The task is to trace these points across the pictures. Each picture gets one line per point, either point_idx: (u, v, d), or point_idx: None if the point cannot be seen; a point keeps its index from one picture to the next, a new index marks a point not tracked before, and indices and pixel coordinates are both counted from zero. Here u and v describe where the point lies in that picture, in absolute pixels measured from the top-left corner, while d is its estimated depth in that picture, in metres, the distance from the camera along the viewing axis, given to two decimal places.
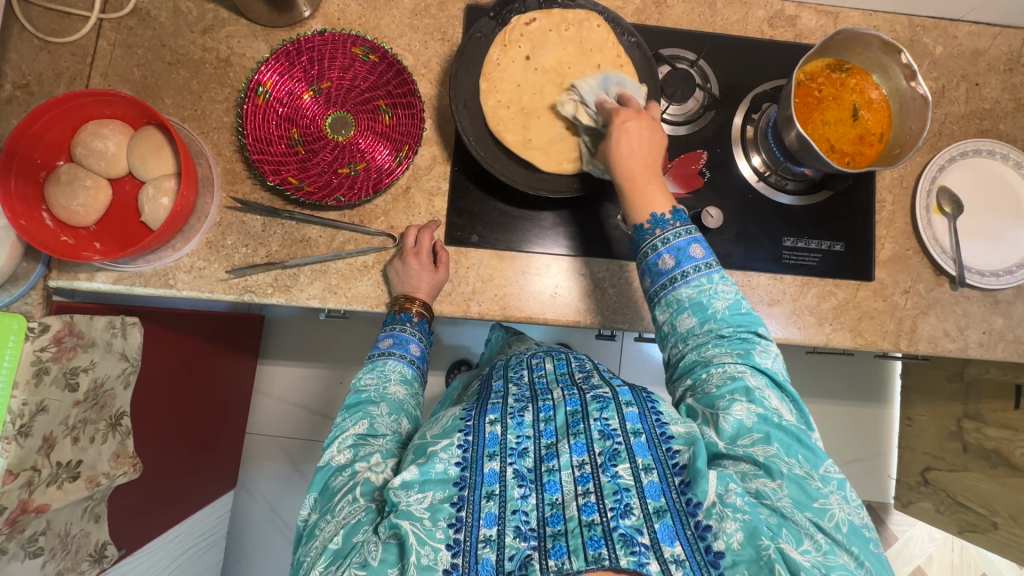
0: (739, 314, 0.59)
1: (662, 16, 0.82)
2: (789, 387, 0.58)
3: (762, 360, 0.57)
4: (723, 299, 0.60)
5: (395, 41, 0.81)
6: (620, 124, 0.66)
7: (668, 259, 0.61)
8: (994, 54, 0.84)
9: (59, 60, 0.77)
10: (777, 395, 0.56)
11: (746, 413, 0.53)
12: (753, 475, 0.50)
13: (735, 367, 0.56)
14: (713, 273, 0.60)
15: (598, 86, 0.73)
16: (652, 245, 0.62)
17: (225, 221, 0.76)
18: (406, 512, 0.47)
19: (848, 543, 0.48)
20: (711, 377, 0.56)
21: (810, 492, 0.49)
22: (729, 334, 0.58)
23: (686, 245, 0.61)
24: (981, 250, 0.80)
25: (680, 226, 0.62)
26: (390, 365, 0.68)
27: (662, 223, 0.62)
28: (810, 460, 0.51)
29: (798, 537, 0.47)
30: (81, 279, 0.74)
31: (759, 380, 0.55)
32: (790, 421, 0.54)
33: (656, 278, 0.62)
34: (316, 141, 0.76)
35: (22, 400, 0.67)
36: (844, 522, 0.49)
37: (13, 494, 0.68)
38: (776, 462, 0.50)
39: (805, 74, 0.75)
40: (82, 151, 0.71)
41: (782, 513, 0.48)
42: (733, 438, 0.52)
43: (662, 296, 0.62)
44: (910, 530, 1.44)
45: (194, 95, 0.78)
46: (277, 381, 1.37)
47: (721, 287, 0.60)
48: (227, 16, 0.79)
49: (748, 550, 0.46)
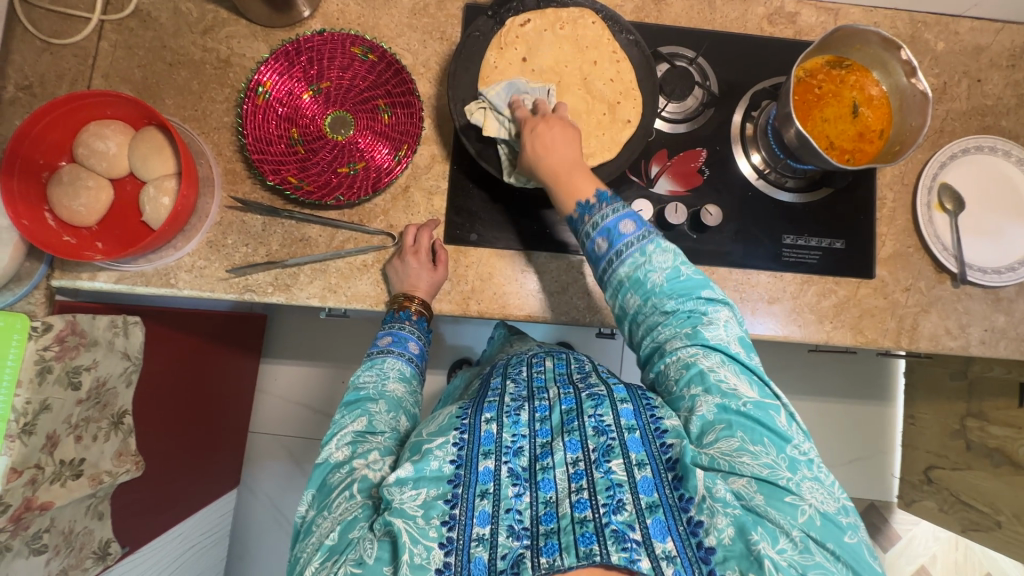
0: (680, 282, 0.60)
1: (661, 14, 0.82)
2: (750, 356, 0.57)
3: (712, 333, 0.57)
4: (660, 270, 0.60)
5: (394, 40, 0.81)
6: (530, 129, 0.67)
7: (602, 241, 0.62)
8: (996, 50, 0.84)
9: (61, 62, 0.77)
10: (734, 370, 0.55)
11: (706, 406, 0.53)
12: (729, 474, 0.50)
13: (688, 351, 0.56)
14: (648, 244, 0.61)
15: (504, 92, 0.72)
16: (586, 231, 0.63)
17: (225, 221, 0.76)
18: (399, 509, 0.47)
19: (824, 538, 0.47)
20: (669, 368, 0.57)
21: (780, 485, 0.48)
22: (675, 310, 0.59)
23: (615, 223, 0.62)
24: (983, 247, 0.79)
25: (607, 206, 0.63)
26: (389, 363, 0.69)
27: (590, 208, 0.63)
28: (776, 445, 0.51)
29: (775, 535, 0.46)
30: (83, 278, 0.74)
31: (713, 358, 0.55)
32: (751, 400, 0.53)
33: (597, 262, 0.63)
34: (315, 141, 0.76)
35: (26, 399, 0.68)
36: (817, 515, 0.48)
37: (16, 492, 0.69)
38: (740, 459, 0.50)
39: (804, 70, 0.75)
40: (84, 152, 0.72)
41: (759, 511, 0.47)
42: (700, 439, 0.52)
43: (608, 280, 0.62)
44: (914, 529, 1.43)
45: (194, 95, 0.78)
46: (279, 380, 1.38)
47: (658, 257, 0.60)
48: (227, 17, 0.79)
49: (739, 546, 0.46)
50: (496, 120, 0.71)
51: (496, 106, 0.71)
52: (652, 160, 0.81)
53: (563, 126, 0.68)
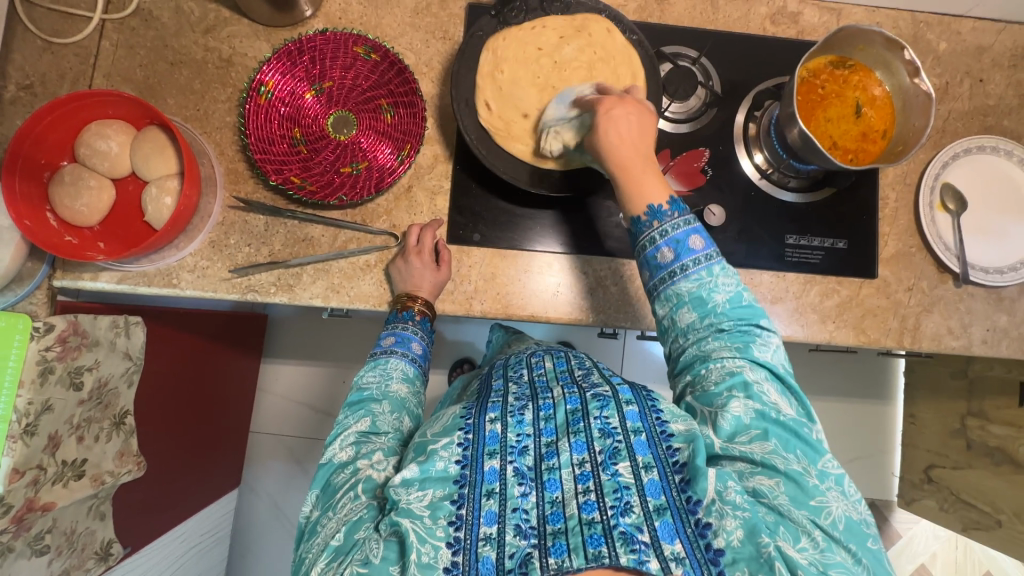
0: (740, 306, 0.59)
1: (663, 14, 0.82)
2: (790, 379, 0.58)
3: (762, 353, 0.57)
4: (723, 292, 0.59)
5: (397, 40, 0.81)
6: (605, 114, 0.65)
7: (667, 251, 0.60)
8: (998, 50, 0.84)
9: (62, 62, 0.77)
10: (777, 389, 0.55)
11: (744, 409, 0.53)
12: (750, 474, 0.50)
13: (735, 362, 0.56)
14: (713, 265, 0.60)
15: (561, 103, 0.71)
16: (650, 238, 0.61)
17: (228, 221, 0.76)
18: (406, 510, 0.47)
19: (846, 539, 0.48)
20: (709, 373, 0.56)
21: (806, 489, 0.49)
22: (729, 328, 0.58)
23: (684, 236, 0.60)
24: (986, 246, 0.79)
25: (678, 217, 0.61)
26: (391, 363, 0.68)
27: (659, 214, 0.61)
28: (809, 456, 0.51)
29: (796, 534, 0.47)
30: (85, 279, 0.74)
31: (759, 375, 0.55)
32: (789, 415, 0.53)
33: (655, 271, 0.62)
34: (318, 140, 0.76)
35: (28, 399, 0.68)
36: (841, 519, 0.48)
37: (19, 492, 0.69)
38: (773, 460, 0.50)
39: (808, 70, 0.75)
40: (85, 152, 0.71)
41: (779, 510, 0.48)
42: (731, 436, 0.52)
43: (661, 291, 0.61)
44: (914, 528, 1.44)
45: (196, 95, 0.78)
46: (280, 380, 1.37)
47: (721, 279, 0.60)
48: (229, 16, 0.79)
49: (749, 548, 0.46)
50: (568, 130, 0.70)
51: (561, 120, 0.70)
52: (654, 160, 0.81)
53: (638, 113, 0.66)
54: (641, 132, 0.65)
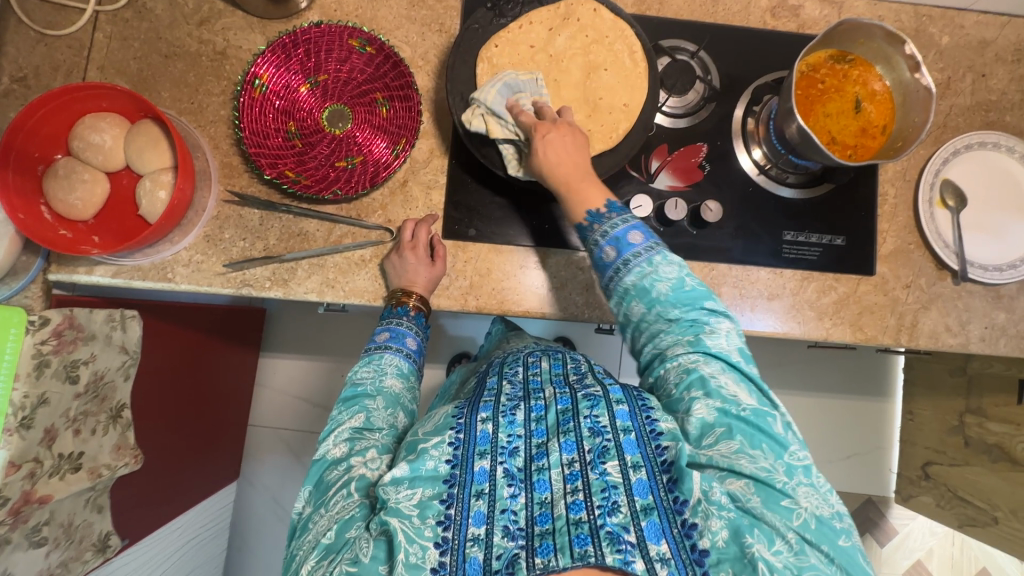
0: (685, 293, 0.59)
1: (662, 7, 0.81)
2: (748, 363, 0.57)
3: (713, 342, 0.56)
4: (667, 280, 0.59)
5: (392, 32, 0.80)
6: (541, 138, 0.66)
7: (610, 250, 0.61)
8: (1001, 44, 0.83)
9: (55, 53, 0.76)
10: (735, 378, 0.55)
11: (706, 411, 0.52)
12: (725, 477, 0.50)
13: (690, 357, 0.55)
14: (654, 256, 0.60)
15: (501, 94, 0.69)
16: (595, 240, 0.62)
17: (222, 215, 0.76)
18: (395, 509, 0.47)
19: (819, 540, 0.47)
20: (669, 373, 0.56)
21: (777, 489, 0.49)
22: (678, 318, 0.58)
23: (625, 233, 0.61)
24: (985, 244, 0.79)
25: (618, 216, 0.62)
26: (386, 359, 0.68)
27: (599, 217, 0.63)
28: (775, 451, 0.51)
29: (771, 537, 0.46)
30: (80, 273, 0.74)
31: (715, 367, 0.55)
32: (751, 407, 0.53)
33: (603, 271, 0.62)
34: (313, 134, 0.76)
35: (23, 393, 0.68)
36: (811, 519, 0.48)
37: (15, 485, 0.69)
38: (739, 460, 0.50)
39: (807, 65, 0.74)
40: (79, 145, 0.71)
41: (754, 513, 0.48)
42: (698, 440, 0.52)
43: (613, 288, 0.61)
44: (910, 524, 1.44)
45: (190, 88, 0.78)
46: (278, 374, 1.38)
47: (664, 267, 0.59)
48: (223, 8, 0.78)
49: (733, 548, 0.46)
50: (500, 125, 0.68)
51: (496, 113, 0.69)
52: (652, 156, 0.80)
53: (576, 136, 0.67)
54: (581, 146, 0.67)
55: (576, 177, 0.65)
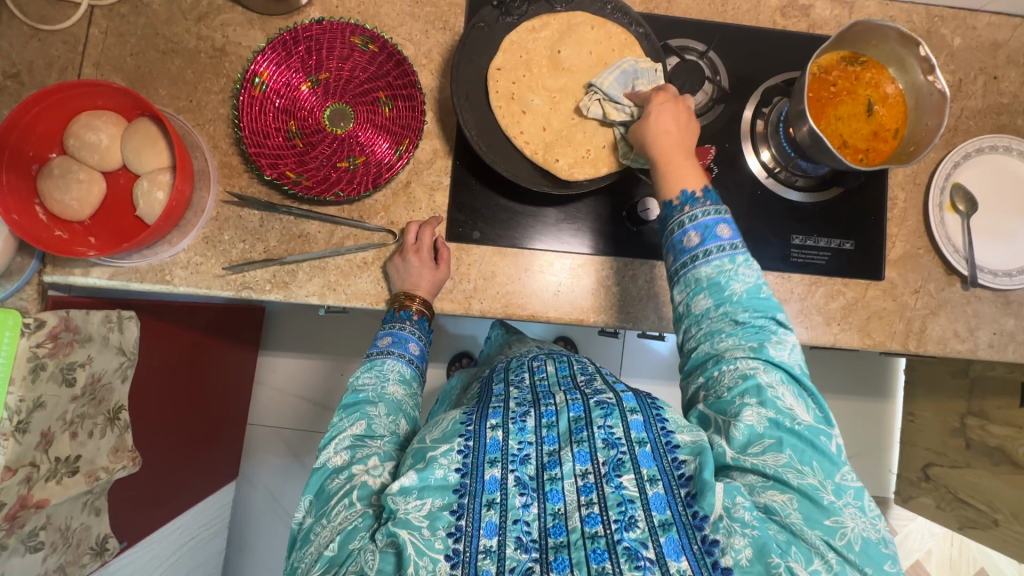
0: (759, 298, 0.58)
1: (671, 5, 0.80)
2: (807, 380, 0.57)
3: (777, 352, 0.55)
4: (743, 282, 0.58)
5: (395, 30, 0.78)
6: (659, 104, 0.67)
7: (694, 236, 0.60)
8: (1014, 46, 0.82)
9: (50, 49, 0.74)
10: (791, 392, 0.54)
11: (757, 418, 0.51)
12: (762, 488, 0.49)
13: (748, 364, 0.54)
14: (738, 256, 0.59)
15: (619, 80, 0.71)
16: (679, 222, 0.62)
17: (222, 216, 0.74)
18: (404, 521, 0.46)
19: (861, 562, 0.46)
20: (722, 375, 0.55)
21: (821, 507, 0.48)
22: (745, 322, 0.57)
23: (713, 224, 0.60)
24: (994, 249, 0.78)
25: (710, 206, 0.61)
26: (388, 364, 0.67)
27: (691, 200, 0.62)
28: (825, 469, 0.50)
29: (808, 556, 0.46)
30: (76, 274, 0.73)
31: (774, 377, 0.54)
32: (805, 423, 0.52)
33: (679, 255, 0.62)
34: (314, 134, 0.74)
35: (19, 397, 0.67)
36: (857, 540, 0.47)
37: (11, 490, 0.68)
38: (785, 474, 0.49)
39: (819, 67, 0.73)
40: (74, 144, 0.69)
41: (792, 529, 0.47)
42: (743, 447, 0.51)
43: (683, 275, 0.61)
44: (910, 525, 1.44)
45: (188, 86, 0.76)
46: (277, 372, 1.36)
47: (743, 270, 0.59)
48: (222, 4, 0.77)
49: (757, 567, 0.45)
50: (616, 108, 0.71)
51: (612, 97, 0.71)
52: None
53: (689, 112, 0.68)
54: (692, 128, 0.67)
55: (676, 152, 0.65)
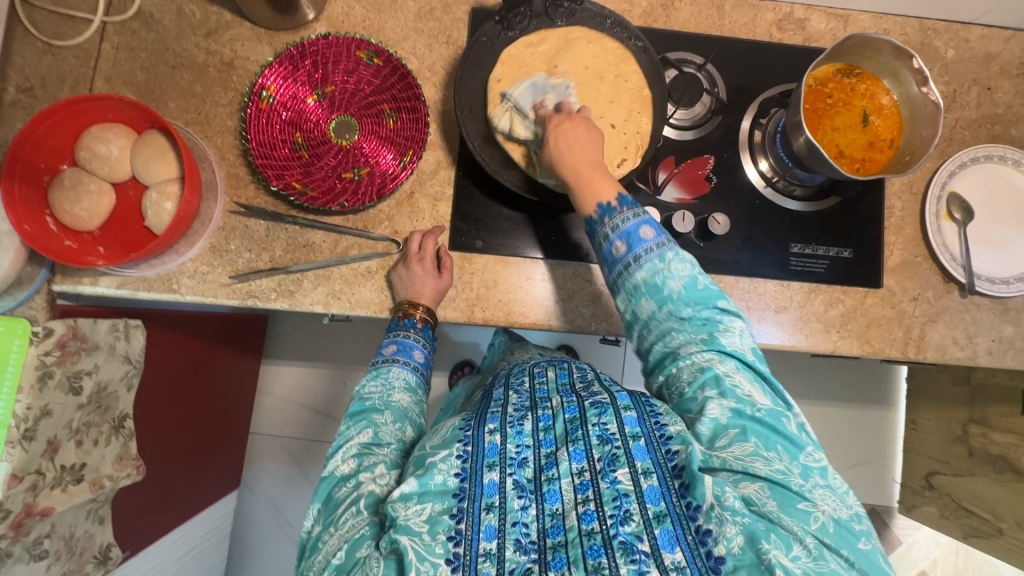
0: (697, 290, 0.59)
1: (669, 19, 0.82)
2: (761, 365, 0.58)
3: (727, 341, 0.57)
4: (678, 277, 0.59)
5: (400, 44, 0.80)
6: (556, 127, 0.66)
7: (621, 245, 0.61)
8: (1006, 58, 0.83)
9: (63, 64, 0.76)
10: (748, 379, 0.55)
11: (719, 411, 0.52)
12: (739, 481, 0.49)
13: (703, 355, 0.56)
14: (666, 251, 0.60)
15: (529, 91, 0.71)
16: (605, 233, 0.62)
17: (228, 226, 0.76)
18: (405, 527, 0.47)
19: (837, 545, 0.46)
20: (681, 372, 0.56)
21: (793, 491, 0.48)
22: (690, 317, 0.58)
23: (636, 229, 0.61)
24: (991, 257, 0.79)
25: (628, 211, 0.62)
26: (394, 372, 0.68)
27: (609, 211, 0.62)
28: (789, 451, 0.51)
29: (788, 542, 0.45)
30: (85, 284, 0.74)
31: (730, 366, 0.55)
32: (764, 408, 0.53)
33: (613, 265, 0.62)
34: (320, 146, 0.76)
35: (27, 405, 0.68)
36: (830, 522, 0.47)
37: (17, 498, 0.69)
38: (754, 463, 0.50)
39: (815, 79, 0.74)
40: (86, 156, 0.71)
41: (771, 518, 0.47)
42: (710, 442, 0.52)
43: (622, 284, 0.61)
44: (915, 534, 1.43)
45: (197, 99, 0.78)
46: (279, 381, 1.37)
47: (675, 264, 0.59)
48: (231, 19, 0.78)
49: (749, 555, 0.45)
50: (522, 123, 0.70)
51: (521, 109, 0.70)
52: (659, 168, 0.80)
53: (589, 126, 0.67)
54: (596, 142, 0.66)
55: (587, 171, 0.64)
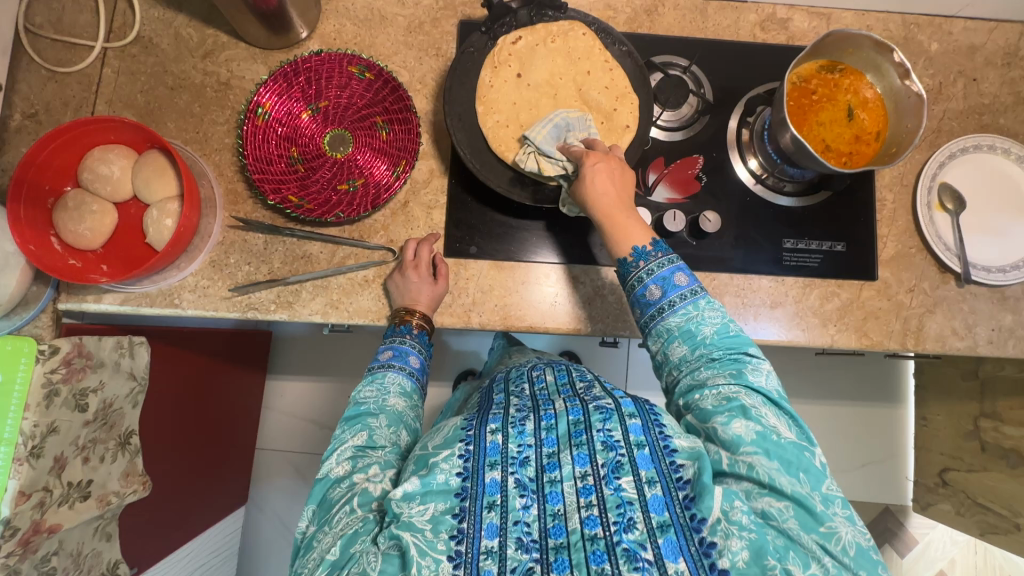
0: (729, 337, 0.59)
1: (654, 24, 0.83)
2: (787, 404, 0.56)
3: (756, 378, 0.56)
4: (711, 324, 0.59)
5: (391, 58, 0.82)
6: (592, 165, 0.67)
7: (655, 289, 0.61)
8: (991, 49, 0.84)
9: (66, 89, 0.79)
10: (774, 413, 0.54)
11: (746, 429, 0.51)
12: (758, 494, 0.49)
13: (730, 388, 0.55)
14: (699, 300, 0.60)
15: (552, 133, 0.72)
16: (638, 276, 0.62)
17: (228, 240, 0.77)
18: (407, 523, 0.47)
19: (856, 566, 0.47)
20: (705, 398, 0.55)
21: (815, 514, 0.48)
22: (720, 356, 0.58)
23: (669, 274, 0.61)
24: (986, 246, 0.79)
25: (662, 256, 0.62)
26: (389, 377, 0.68)
27: (644, 255, 0.62)
28: (813, 479, 0.49)
29: (806, 560, 0.46)
30: (89, 301, 0.75)
31: (754, 400, 0.54)
32: (789, 439, 0.52)
33: (645, 309, 0.62)
34: (315, 159, 0.77)
35: (33, 422, 0.69)
36: (851, 545, 0.47)
37: (25, 515, 0.70)
38: (778, 481, 0.49)
39: (798, 76, 0.76)
40: (88, 177, 0.73)
41: (789, 535, 0.47)
42: (734, 448, 0.51)
43: (653, 326, 0.62)
44: (931, 534, 1.40)
45: (196, 118, 0.80)
46: (285, 396, 1.38)
47: (708, 312, 0.60)
48: (227, 41, 0.81)
49: (754, 569, 0.45)
50: (549, 163, 0.70)
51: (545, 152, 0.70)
52: (649, 169, 0.81)
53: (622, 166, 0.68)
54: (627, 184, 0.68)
55: (617, 212, 0.66)
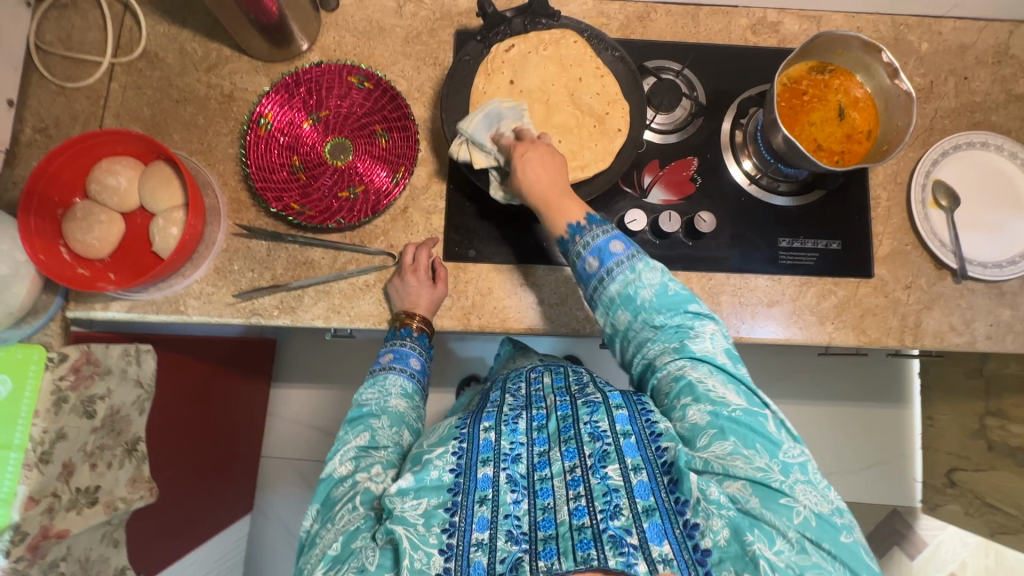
0: (669, 297, 0.61)
1: (646, 30, 0.85)
2: (734, 365, 0.58)
3: (697, 346, 0.58)
4: (649, 287, 0.61)
5: (389, 68, 0.84)
6: (520, 155, 0.69)
7: (593, 261, 0.63)
8: (981, 47, 0.85)
9: (75, 104, 0.81)
10: (722, 380, 0.56)
11: (699, 416, 0.53)
12: (724, 481, 0.51)
13: (676, 364, 0.57)
14: (637, 263, 0.62)
15: (484, 122, 0.72)
16: (577, 251, 0.64)
17: (232, 247, 0.79)
18: (400, 518, 0.48)
19: (819, 538, 0.48)
20: (660, 383, 0.58)
21: (774, 488, 0.49)
22: (664, 325, 0.60)
23: (606, 244, 0.63)
24: (982, 242, 0.79)
25: (597, 228, 0.64)
26: (391, 379, 0.70)
27: (579, 230, 0.65)
28: (769, 450, 0.51)
29: (772, 536, 0.47)
30: (97, 308, 0.77)
31: (701, 371, 0.56)
32: (739, 408, 0.54)
33: (588, 282, 0.64)
34: (316, 167, 0.79)
35: (42, 428, 0.71)
36: (811, 516, 0.49)
37: (34, 520, 0.71)
38: (733, 464, 0.51)
39: (788, 78, 0.77)
40: (96, 187, 0.75)
41: (755, 514, 0.48)
42: (692, 443, 0.53)
43: (597, 299, 0.63)
44: (940, 535, 1.37)
45: (200, 129, 0.82)
46: (289, 404, 1.39)
47: (646, 274, 0.62)
48: (230, 54, 0.83)
49: (734, 547, 0.47)
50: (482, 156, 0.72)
51: (476, 142, 0.71)
52: (644, 171, 0.82)
53: (551, 154, 0.70)
54: (560, 168, 0.69)
55: (554, 195, 0.67)
